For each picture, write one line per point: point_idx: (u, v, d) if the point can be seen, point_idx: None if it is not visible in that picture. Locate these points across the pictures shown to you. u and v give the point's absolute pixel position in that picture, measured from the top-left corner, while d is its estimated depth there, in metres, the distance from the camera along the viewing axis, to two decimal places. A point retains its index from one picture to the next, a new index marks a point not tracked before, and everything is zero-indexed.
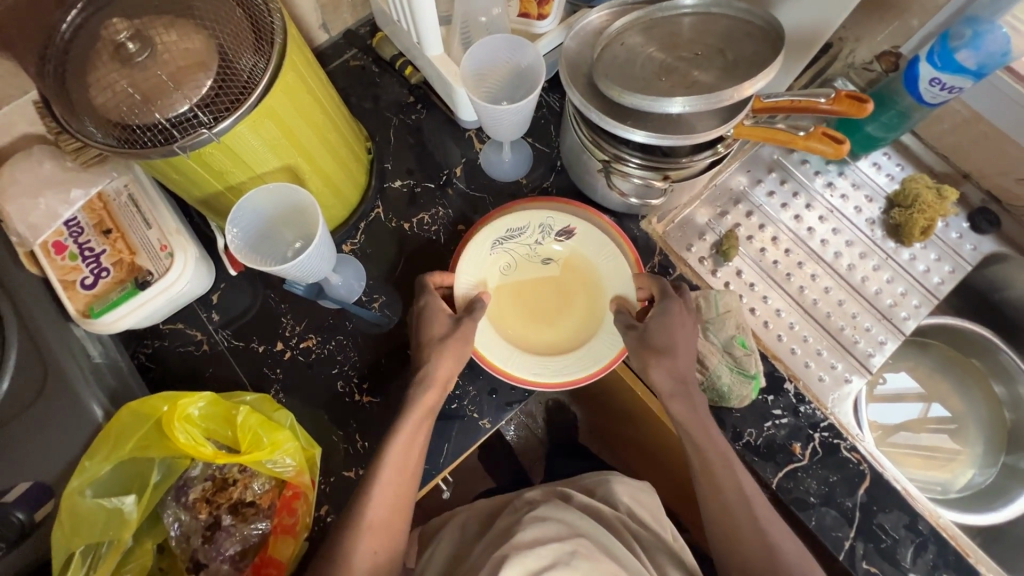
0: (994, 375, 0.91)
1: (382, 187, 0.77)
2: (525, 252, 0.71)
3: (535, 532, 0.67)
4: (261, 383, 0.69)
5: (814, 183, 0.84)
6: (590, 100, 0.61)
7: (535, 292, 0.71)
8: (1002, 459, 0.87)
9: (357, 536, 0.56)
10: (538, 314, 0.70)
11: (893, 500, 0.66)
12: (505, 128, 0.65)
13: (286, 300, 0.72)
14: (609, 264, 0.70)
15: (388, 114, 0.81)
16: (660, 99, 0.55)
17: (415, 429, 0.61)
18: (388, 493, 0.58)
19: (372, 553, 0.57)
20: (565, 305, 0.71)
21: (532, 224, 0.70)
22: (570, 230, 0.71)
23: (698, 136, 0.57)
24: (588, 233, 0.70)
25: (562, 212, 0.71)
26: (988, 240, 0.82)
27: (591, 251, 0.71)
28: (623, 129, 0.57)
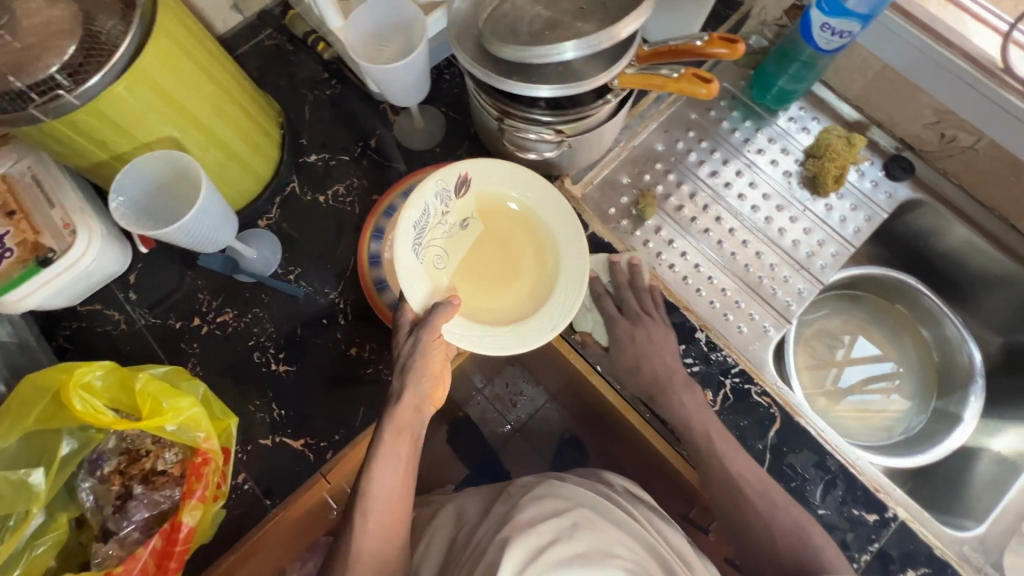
0: (923, 322, 0.92)
1: (297, 162, 0.78)
2: (441, 230, 0.67)
3: (534, 511, 0.68)
4: (179, 358, 0.70)
5: (732, 140, 0.85)
6: (478, 59, 0.61)
7: (480, 258, 0.69)
8: (933, 403, 0.89)
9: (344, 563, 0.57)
10: (495, 279, 0.69)
11: (802, 440, 0.67)
12: (402, 91, 0.66)
13: (204, 276, 0.73)
14: (520, 182, 0.69)
15: (304, 91, 0.81)
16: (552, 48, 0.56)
17: (396, 452, 0.62)
18: (381, 519, 0.59)
19: None
20: (512, 246, 0.70)
21: (428, 201, 0.66)
22: (463, 179, 0.68)
23: (594, 80, 0.57)
24: (480, 170, 0.68)
25: (443, 170, 0.66)
26: (904, 187, 0.83)
27: (494, 183, 0.69)
28: (522, 86, 0.57)
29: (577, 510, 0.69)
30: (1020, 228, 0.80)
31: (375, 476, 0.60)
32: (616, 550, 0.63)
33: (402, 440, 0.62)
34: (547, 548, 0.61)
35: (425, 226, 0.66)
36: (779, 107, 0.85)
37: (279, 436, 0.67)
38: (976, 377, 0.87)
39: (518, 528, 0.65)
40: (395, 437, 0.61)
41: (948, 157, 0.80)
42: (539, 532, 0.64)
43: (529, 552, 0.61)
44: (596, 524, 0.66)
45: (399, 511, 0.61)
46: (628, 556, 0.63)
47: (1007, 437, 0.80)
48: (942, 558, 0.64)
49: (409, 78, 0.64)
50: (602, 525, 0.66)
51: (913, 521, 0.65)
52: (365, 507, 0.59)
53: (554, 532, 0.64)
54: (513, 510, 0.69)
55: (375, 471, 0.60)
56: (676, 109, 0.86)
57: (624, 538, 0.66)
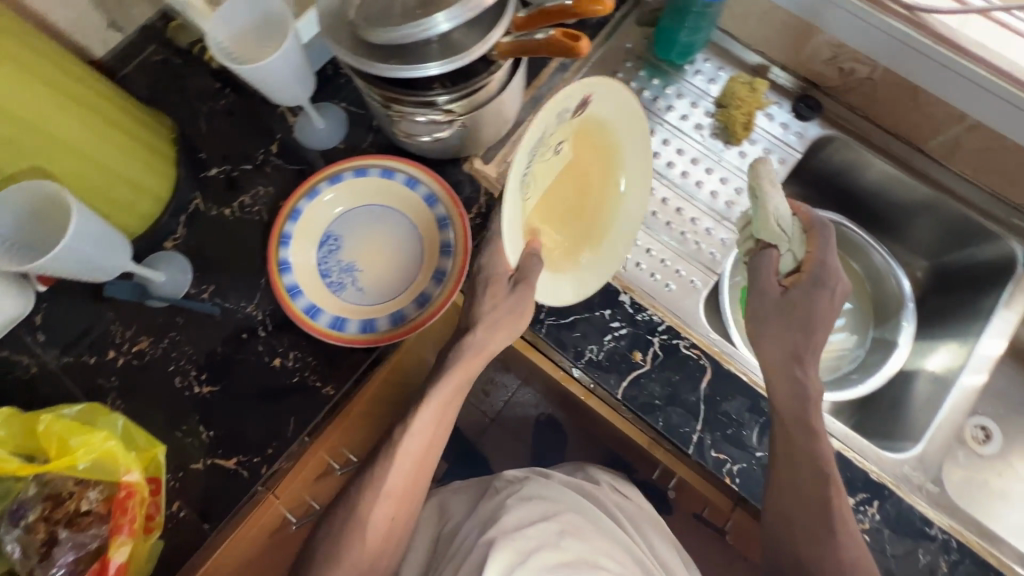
0: (852, 255, 0.93)
1: (198, 177, 0.75)
2: (546, 161, 0.62)
3: (520, 513, 0.71)
4: (98, 394, 0.68)
5: (642, 100, 0.85)
6: (357, 53, 0.59)
7: (554, 194, 0.69)
8: (872, 333, 0.91)
9: (373, 498, 0.62)
10: (565, 215, 0.70)
11: (734, 388, 0.68)
12: (285, 88, 0.64)
13: (113, 307, 0.71)
14: (624, 109, 0.65)
15: (196, 104, 0.78)
16: (426, 22, 0.55)
17: (444, 399, 0.65)
18: (413, 463, 0.64)
19: (388, 517, 0.63)
20: (584, 180, 0.69)
21: (549, 119, 0.57)
22: (585, 101, 0.60)
23: (475, 49, 0.56)
24: (604, 94, 0.62)
25: (575, 86, 0.57)
26: (813, 126, 0.84)
27: (604, 108, 0.64)
28: (413, 68, 0.56)
29: (566, 514, 0.72)
30: (928, 150, 0.81)
31: (425, 420, 0.64)
32: (600, 561, 0.66)
33: (459, 391, 0.66)
34: (536, 552, 0.64)
35: (540, 149, 0.59)
36: (684, 62, 0.85)
37: (210, 458, 0.66)
38: (907, 301, 0.89)
39: (504, 530, 0.68)
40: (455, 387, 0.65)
41: (850, 90, 0.80)
42: (526, 536, 0.66)
43: (514, 556, 0.63)
44: (584, 533, 0.70)
45: (424, 467, 0.66)
46: (613, 568, 0.66)
47: (939, 355, 0.82)
48: (878, 481, 0.65)
49: (287, 73, 0.62)
50: (590, 531, 0.70)
51: (848, 451, 0.68)
52: (403, 449, 0.64)
53: (541, 537, 0.67)
54: (502, 510, 0.72)
55: (427, 413, 0.64)
56: (583, 76, 0.85)
57: (609, 550, 0.69)
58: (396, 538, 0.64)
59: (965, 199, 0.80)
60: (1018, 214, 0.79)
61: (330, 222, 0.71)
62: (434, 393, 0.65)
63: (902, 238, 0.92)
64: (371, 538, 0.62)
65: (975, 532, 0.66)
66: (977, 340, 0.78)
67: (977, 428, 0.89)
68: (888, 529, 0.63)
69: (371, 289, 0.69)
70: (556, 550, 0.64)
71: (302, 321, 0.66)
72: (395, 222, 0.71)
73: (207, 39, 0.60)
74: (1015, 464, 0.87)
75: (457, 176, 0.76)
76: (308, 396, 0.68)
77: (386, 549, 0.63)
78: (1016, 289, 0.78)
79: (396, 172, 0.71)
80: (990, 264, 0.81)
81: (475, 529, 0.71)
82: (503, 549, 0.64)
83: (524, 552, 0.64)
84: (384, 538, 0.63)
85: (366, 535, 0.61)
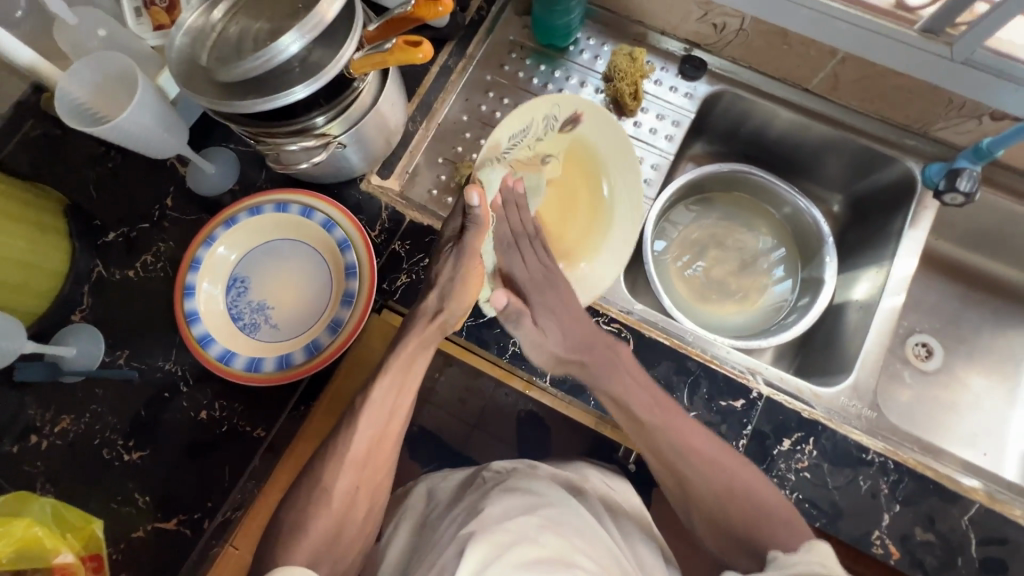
0: (769, 202, 0.95)
1: (95, 244, 0.74)
2: (529, 149, 0.75)
3: (503, 504, 0.65)
4: (23, 483, 0.66)
5: (533, 88, 0.86)
6: (221, 97, 0.57)
7: (553, 203, 0.78)
8: (800, 274, 0.93)
9: (337, 466, 0.61)
10: (563, 212, 0.77)
11: (658, 354, 0.70)
12: (148, 133, 0.65)
13: (27, 392, 0.68)
14: (609, 142, 0.76)
15: (81, 170, 0.77)
16: (275, 47, 0.54)
17: (404, 364, 0.64)
18: (379, 430, 0.62)
19: (351, 485, 0.61)
20: (577, 196, 0.78)
21: (536, 118, 0.74)
22: (576, 116, 0.75)
23: (329, 68, 0.55)
24: (593, 116, 0.75)
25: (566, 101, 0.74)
26: (702, 84, 0.86)
27: (593, 133, 0.76)
28: (279, 96, 0.54)
29: (546, 508, 0.66)
30: (814, 88, 0.82)
31: (387, 382, 0.63)
32: (576, 559, 0.60)
33: (419, 351, 0.65)
34: (512, 545, 0.58)
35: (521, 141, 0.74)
36: (567, 44, 0.86)
37: (151, 523, 0.65)
38: (826, 237, 0.89)
39: (485, 523, 0.62)
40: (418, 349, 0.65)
41: (728, 44, 0.82)
42: (504, 529, 0.60)
43: (492, 548, 0.57)
44: (563, 529, 0.64)
45: (396, 437, 0.64)
46: (591, 566, 0.60)
47: (862, 284, 0.84)
48: (811, 418, 0.67)
49: (146, 125, 0.64)
50: (569, 527, 0.64)
51: (777, 394, 0.69)
52: (369, 410, 0.62)
53: (520, 531, 0.60)
54: (483, 502, 0.67)
55: (392, 374, 0.63)
56: (471, 75, 0.86)
57: (585, 547, 0.63)
58: (362, 503, 0.62)
59: (857, 129, 0.82)
60: (908, 135, 0.81)
61: (232, 264, 0.71)
62: (394, 357, 0.63)
63: (815, 175, 0.92)
64: (337, 503, 0.60)
65: (911, 448, 0.68)
66: (891, 263, 0.79)
67: (918, 345, 0.90)
68: (826, 463, 0.65)
69: (286, 324, 0.69)
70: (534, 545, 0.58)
71: (217, 368, 0.65)
72: (299, 252, 0.71)
73: (57, 98, 0.62)
74: (959, 374, 0.88)
75: (354, 197, 0.76)
76: (240, 442, 0.67)
77: (356, 520, 0.62)
78: (920, 207, 0.80)
79: (290, 204, 0.70)
80: (893, 187, 0.83)
81: (450, 528, 0.65)
82: (481, 541, 0.58)
83: (500, 547, 0.58)
84: (358, 511, 0.62)
85: (330, 504, 0.59)
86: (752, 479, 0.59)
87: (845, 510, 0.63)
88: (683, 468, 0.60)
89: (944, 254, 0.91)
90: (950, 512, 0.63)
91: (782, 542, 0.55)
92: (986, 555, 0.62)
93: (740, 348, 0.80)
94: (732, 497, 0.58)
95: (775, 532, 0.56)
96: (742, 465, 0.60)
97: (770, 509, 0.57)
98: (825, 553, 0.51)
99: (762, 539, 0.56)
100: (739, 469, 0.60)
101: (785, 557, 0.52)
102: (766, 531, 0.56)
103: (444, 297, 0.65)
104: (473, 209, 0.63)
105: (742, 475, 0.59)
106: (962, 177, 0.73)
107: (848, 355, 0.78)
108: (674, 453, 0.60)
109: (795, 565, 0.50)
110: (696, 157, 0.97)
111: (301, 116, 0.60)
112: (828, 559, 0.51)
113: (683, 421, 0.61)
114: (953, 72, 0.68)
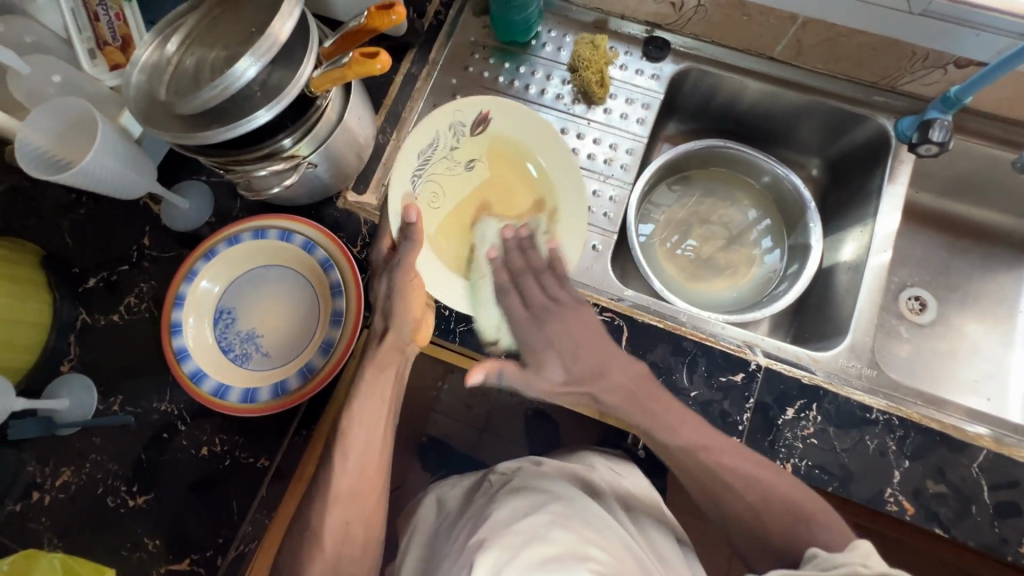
0: (748, 172, 0.94)
1: (76, 292, 0.73)
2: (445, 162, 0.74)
3: (510, 507, 0.65)
4: (31, 541, 0.65)
5: (500, 87, 0.86)
6: (186, 130, 0.56)
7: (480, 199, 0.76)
8: (787, 242, 0.93)
9: (322, 504, 0.64)
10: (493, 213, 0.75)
11: (654, 337, 0.69)
12: (113, 172, 0.64)
13: (24, 449, 0.67)
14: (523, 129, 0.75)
15: (53, 218, 0.75)
16: (232, 73, 0.54)
17: (372, 390, 0.67)
18: (359, 462, 0.65)
19: (345, 522, 0.64)
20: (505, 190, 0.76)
21: (443, 129, 0.74)
22: (482, 117, 0.75)
23: (290, 87, 0.55)
24: (500, 111, 0.74)
25: (464, 104, 0.74)
26: (667, 63, 0.86)
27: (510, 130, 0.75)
28: (243, 122, 0.54)
29: (555, 504, 0.65)
30: (778, 56, 0.82)
31: (359, 416, 0.66)
32: (589, 551, 0.57)
33: (389, 377, 0.68)
34: (523, 546, 0.57)
35: (432, 156, 0.73)
36: (529, 39, 0.86)
37: (164, 565, 0.64)
38: (809, 204, 0.89)
39: (496, 529, 0.61)
40: (378, 376, 0.67)
41: (689, 21, 0.82)
42: (514, 531, 0.60)
43: (503, 554, 0.56)
44: (573, 523, 0.62)
45: (379, 466, 0.67)
46: (606, 558, 0.57)
47: (849, 245, 0.83)
48: (812, 384, 0.67)
49: (112, 168, 0.63)
50: (579, 520, 0.62)
51: (775, 363, 0.68)
52: (345, 446, 0.65)
53: (531, 531, 0.59)
54: (491, 508, 0.66)
55: (360, 407, 0.66)
56: (436, 81, 0.86)
57: (599, 540, 0.60)
58: (362, 534, 0.65)
59: (825, 92, 0.82)
60: (877, 91, 0.81)
61: (217, 297, 0.70)
62: (358, 387, 0.67)
63: (790, 141, 0.92)
64: (330, 546, 0.62)
65: (913, 403, 0.69)
66: (874, 221, 0.79)
67: (912, 299, 0.90)
68: (832, 427, 0.65)
69: (277, 351, 0.68)
70: (545, 545, 0.57)
71: (213, 404, 0.64)
72: (284, 279, 0.71)
73: (16, 148, 0.61)
74: (955, 323, 0.89)
75: (333, 215, 0.75)
76: (244, 473, 0.67)
77: (355, 553, 0.64)
78: (896, 162, 0.80)
79: (268, 230, 0.70)
80: (867, 145, 0.84)
81: (459, 540, 0.64)
82: (492, 549, 0.57)
83: (510, 551, 0.57)
84: (354, 544, 0.64)
85: (322, 545, 0.62)
86: (783, 483, 0.59)
87: (855, 472, 0.63)
88: (716, 484, 0.61)
89: (926, 206, 0.91)
90: (959, 462, 0.63)
91: (828, 542, 0.55)
92: (1000, 500, 0.62)
93: (735, 322, 0.80)
94: (772, 509, 0.58)
95: (822, 534, 0.55)
96: (779, 474, 0.60)
97: (804, 510, 0.57)
98: (868, 552, 0.48)
99: (794, 546, 0.57)
100: (776, 479, 0.59)
101: (822, 556, 0.50)
102: (812, 530, 0.56)
103: (389, 322, 0.67)
104: (409, 225, 0.67)
105: (785, 485, 0.59)
106: (933, 127, 0.73)
107: (842, 316, 0.78)
108: (683, 453, 0.62)
109: (836, 565, 0.48)
110: (670, 137, 0.97)
111: (268, 140, 0.60)
112: (868, 558, 0.47)
113: (720, 445, 0.61)
114: (913, 24, 0.68)
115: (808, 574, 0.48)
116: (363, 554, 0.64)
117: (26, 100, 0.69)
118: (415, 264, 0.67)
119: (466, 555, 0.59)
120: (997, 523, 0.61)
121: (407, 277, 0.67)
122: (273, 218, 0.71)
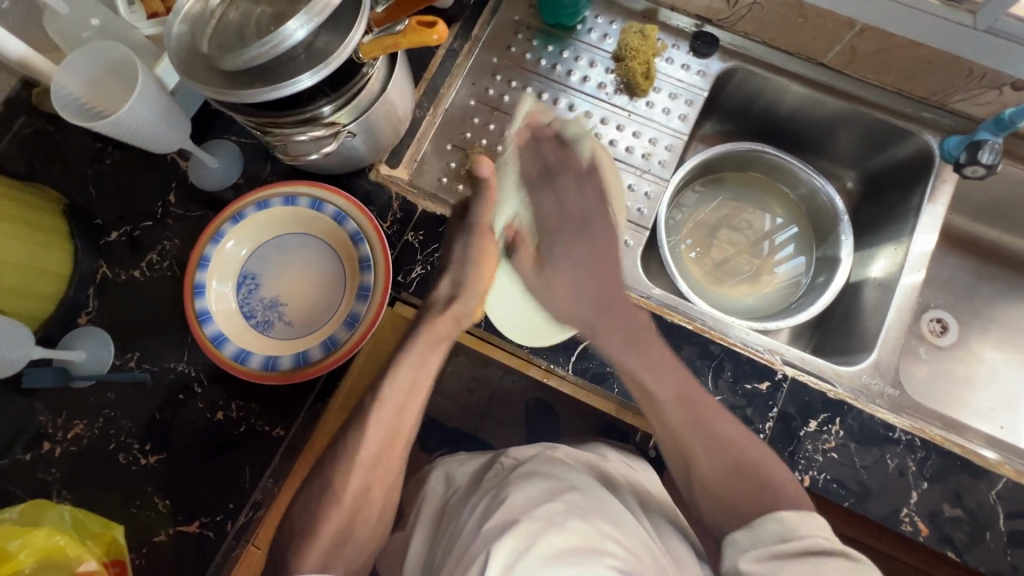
0: (784, 181, 0.93)
1: (99, 244, 0.71)
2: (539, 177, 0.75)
3: (526, 491, 0.62)
4: (39, 490, 0.64)
5: (542, 70, 0.84)
6: (227, 86, 0.54)
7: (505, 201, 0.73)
8: (816, 253, 0.92)
9: (348, 466, 0.61)
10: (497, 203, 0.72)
11: (681, 338, 0.69)
12: (151, 125, 0.62)
13: (36, 398, 0.66)
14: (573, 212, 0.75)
15: (79, 165, 0.73)
16: (279, 31, 0.52)
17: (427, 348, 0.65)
18: (392, 426, 0.63)
19: (366, 484, 0.62)
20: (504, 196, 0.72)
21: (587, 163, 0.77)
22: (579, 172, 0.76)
23: (340, 51, 0.53)
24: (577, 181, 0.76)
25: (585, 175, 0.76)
26: (713, 60, 0.84)
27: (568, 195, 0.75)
28: (286, 84, 0.52)
29: (571, 492, 0.62)
30: (828, 63, 0.80)
31: (398, 382, 0.63)
32: (606, 545, 0.55)
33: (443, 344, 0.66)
34: (543, 534, 0.54)
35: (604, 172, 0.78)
36: (575, 23, 0.84)
37: (172, 527, 0.64)
38: (842, 215, 0.87)
39: (512, 512, 0.59)
40: (431, 344, 0.65)
41: (741, 18, 0.79)
42: (531, 517, 0.57)
43: (522, 541, 0.53)
44: (589, 513, 0.59)
45: (407, 438, 0.64)
46: (623, 553, 0.55)
47: (880, 262, 0.82)
48: (836, 399, 0.66)
49: (148, 120, 0.62)
50: (593, 510, 0.60)
51: (801, 375, 0.68)
52: (381, 406, 0.62)
53: (547, 518, 0.57)
54: (504, 490, 0.64)
55: (403, 368, 0.64)
56: (476, 58, 0.84)
57: (615, 534, 0.58)
58: (381, 502, 0.63)
59: (872, 103, 0.81)
60: (925, 107, 0.80)
61: (243, 261, 0.69)
62: (405, 353, 0.64)
63: (828, 151, 0.91)
64: (350, 503, 0.61)
65: (935, 425, 0.69)
66: (910, 239, 0.78)
67: (933, 321, 0.90)
68: (854, 443, 0.65)
69: (300, 321, 0.67)
70: (563, 534, 0.54)
71: (233, 369, 0.63)
72: (311, 248, 0.70)
73: (53, 94, 0.60)
74: (975, 348, 0.88)
75: (364, 188, 0.74)
76: (259, 441, 0.66)
77: (371, 519, 0.62)
78: (938, 181, 0.79)
79: (299, 198, 0.68)
80: (909, 162, 0.82)
81: (472, 519, 0.62)
82: (512, 534, 0.54)
83: (533, 535, 0.54)
84: (370, 512, 0.62)
85: (341, 502, 0.60)
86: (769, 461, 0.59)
87: (873, 489, 0.63)
88: (692, 441, 0.60)
89: (958, 229, 0.90)
90: (977, 487, 0.63)
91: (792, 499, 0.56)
92: (1014, 529, 0.62)
93: (758, 330, 0.78)
94: (740, 475, 0.58)
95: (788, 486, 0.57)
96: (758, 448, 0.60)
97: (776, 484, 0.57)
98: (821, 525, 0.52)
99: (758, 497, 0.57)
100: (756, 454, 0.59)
101: (791, 519, 0.53)
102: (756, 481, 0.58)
103: (459, 289, 0.67)
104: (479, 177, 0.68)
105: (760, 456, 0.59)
106: (983, 148, 0.72)
107: (867, 332, 0.77)
108: (666, 402, 0.62)
109: (802, 537, 0.51)
110: (706, 137, 0.95)
111: (308, 105, 0.58)
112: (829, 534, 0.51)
113: (663, 374, 0.63)
114: (975, 41, 0.66)
115: (774, 551, 0.51)
116: (378, 521, 0.63)
117: (62, 44, 0.67)
118: (486, 225, 0.69)
119: (485, 537, 0.56)
120: (1010, 551, 0.61)
121: (481, 242, 0.68)
122: (311, 186, 0.69)
